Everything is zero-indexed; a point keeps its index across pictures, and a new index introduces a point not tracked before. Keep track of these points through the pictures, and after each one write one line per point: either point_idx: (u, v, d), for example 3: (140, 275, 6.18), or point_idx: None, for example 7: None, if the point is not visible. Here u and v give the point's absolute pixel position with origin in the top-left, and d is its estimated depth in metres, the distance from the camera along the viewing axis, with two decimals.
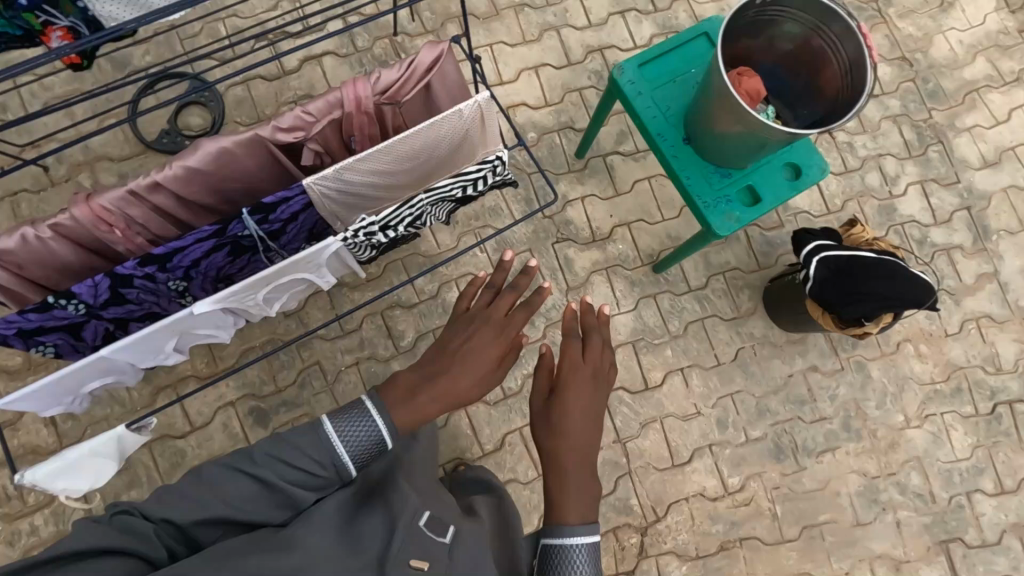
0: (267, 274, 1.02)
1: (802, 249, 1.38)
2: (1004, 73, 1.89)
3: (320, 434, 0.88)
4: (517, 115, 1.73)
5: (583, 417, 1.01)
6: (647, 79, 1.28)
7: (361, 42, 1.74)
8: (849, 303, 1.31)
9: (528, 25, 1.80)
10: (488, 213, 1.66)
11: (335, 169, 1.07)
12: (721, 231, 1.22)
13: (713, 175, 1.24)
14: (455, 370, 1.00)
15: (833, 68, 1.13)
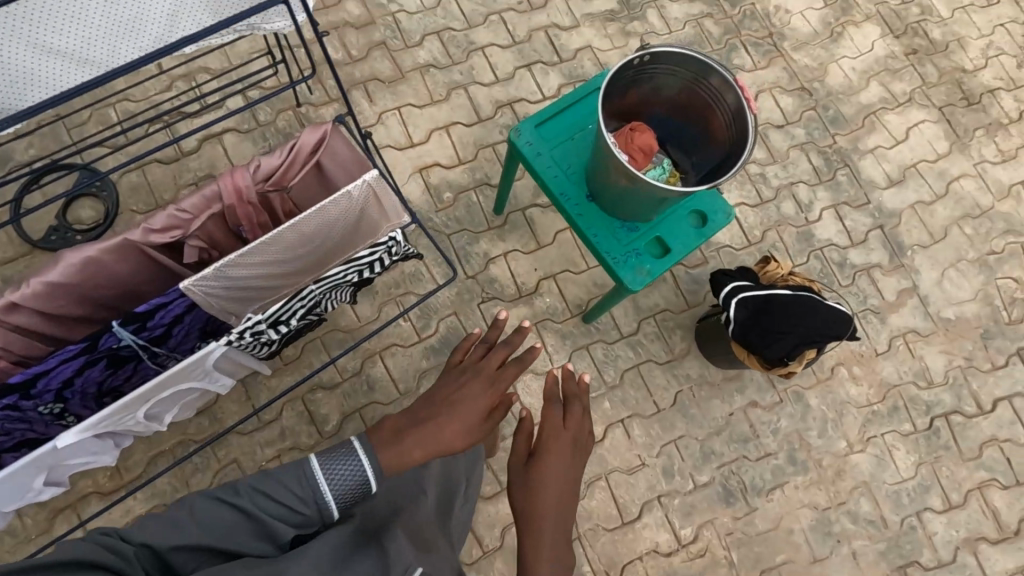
0: (139, 396, 0.94)
1: (721, 291, 1.37)
2: (896, 95, 1.97)
3: (307, 471, 0.89)
4: (431, 176, 1.70)
5: (560, 479, 1.06)
6: (545, 138, 1.27)
7: (263, 116, 1.69)
8: (771, 343, 1.30)
9: (435, 86, 1.79)
10: (408, 279, 1.60)
11: (215, 269, 1.00)
12: (633, 286, 1.21)
13: (620, 230, 1.23)
14: (444, 414, 0.98)
15: (720, 117, 1.14)
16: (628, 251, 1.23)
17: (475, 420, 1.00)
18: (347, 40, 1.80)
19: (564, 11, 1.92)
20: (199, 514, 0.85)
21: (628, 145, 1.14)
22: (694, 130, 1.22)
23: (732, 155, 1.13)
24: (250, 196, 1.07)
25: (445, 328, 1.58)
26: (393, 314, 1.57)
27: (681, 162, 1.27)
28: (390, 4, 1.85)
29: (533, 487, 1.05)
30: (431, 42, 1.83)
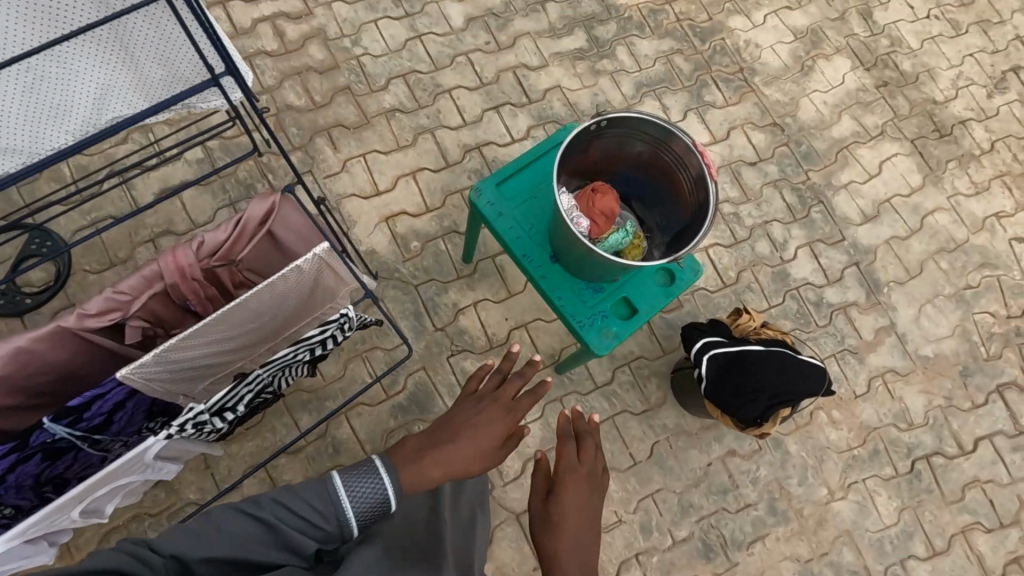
0: (72, 496, 0.88)
1: (692, 346, 1.34)
2: (868, 128, 1.96)
3: (329, 487, 0.90)
4: (398, 225, 1.66)
5: (579, 515, 1.00)
6: (507, 197, 1.23)
7: (222, 166, 1.64)
8: (743, 402, 1.27)
9: (401, 131, 1.75)
10: (375, 333, 1.55)
11: (154, 356, 0.93)
12: (600, 349, 1.18)
13: (585, 291, 1.19)
14: (460, 437, 1.00)
15: (683, 180, 1.12)
16: (594, 313, 1.19)
17: (490, 444, 1.00)
18: (310, 85, 1.76)
19: (532, 51, 1.90)
20: (223, 527, 0.86)
21: (589, 208, 1.11)
22: (658, 189, 1.19)
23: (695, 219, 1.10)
24: (194, 273, 1.02)
25: (414, 384, 1.53)
26: (359, 371, 1.52)
27: (645, 219, 1.25)
28: (354, 47, 1.82)
29: (552, 524, 0.99)
30: (396, 86, 1.79)
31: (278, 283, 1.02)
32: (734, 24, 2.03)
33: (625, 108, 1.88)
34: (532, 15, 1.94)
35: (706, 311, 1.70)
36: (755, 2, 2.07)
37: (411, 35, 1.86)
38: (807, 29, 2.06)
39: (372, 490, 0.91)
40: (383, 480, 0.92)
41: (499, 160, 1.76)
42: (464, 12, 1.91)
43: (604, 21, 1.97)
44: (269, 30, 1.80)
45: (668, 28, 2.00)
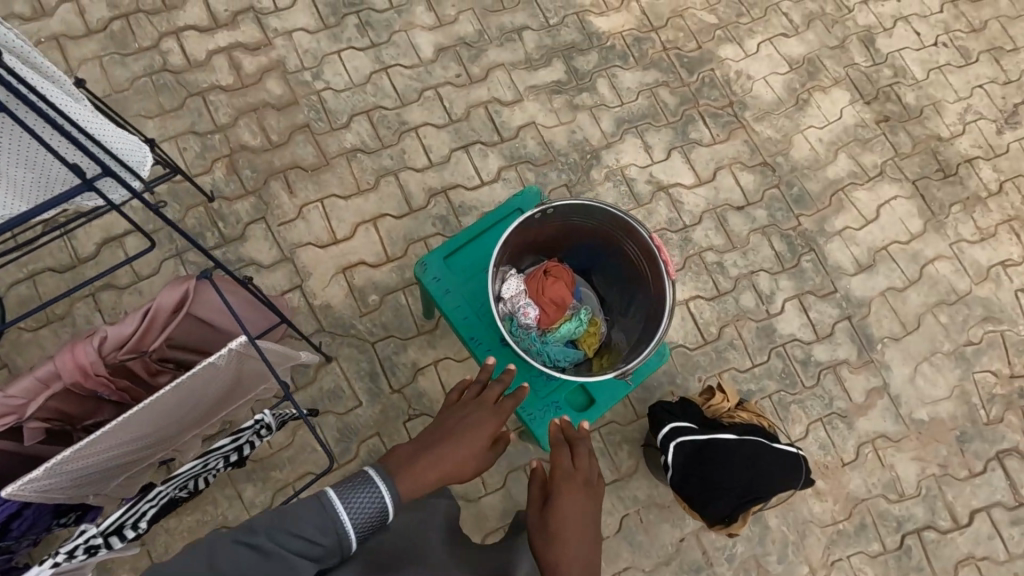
0: None
1: (660, 430, 1.24)
2: (866, 167, 1.83)
3: (323, 503, 0.78)
4: (355, 277, 1.56)
5: (578, 517, 0.93)
6: (456, 271, 1.13)
7: (170, 214, 1.55)
8: (714, 497, 1.15)
9: (362, 173, 1.64)
10: (327, 396, 1.46)
11: (45, 469, 0.83)
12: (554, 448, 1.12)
13: (538, 381, 1.11)
14: (449, 441, 0.95)
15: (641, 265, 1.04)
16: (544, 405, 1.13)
17: (481, 444, 0.96)
18: (267, 123, 1.66)
19: (506, 84, 1.78)
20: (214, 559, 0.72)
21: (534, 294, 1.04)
22: (616, 267, 1.11)
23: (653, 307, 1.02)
24: (98, 372, 0.93)
25: (367, 451, 1.44)
26: (308, 437, 1.43)
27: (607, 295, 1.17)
28: (315, 81, 1.71)
29: (552, 527, 0.91)
30: (358, 123, 1.69)
31: (190, 382, 0.94)
32: (725, 54, 1.90)
33: (605, 146, 1.76)
34: (508, 44, 1.82)
35: (684, 370, 1.59)
36: (748, 29, 1.93)
37: (377, 67, 1.74)
38: (804, 58, 1.92)
39: (370, 500, 0.81)
40: (381, 488, 0.82)
41: (466, 205, 1.66)
42: (433, 42, 1.79)
43: (585, 51, 1.85)
44: (225, 63, 1.69)
45: (653, 58, 1.87)
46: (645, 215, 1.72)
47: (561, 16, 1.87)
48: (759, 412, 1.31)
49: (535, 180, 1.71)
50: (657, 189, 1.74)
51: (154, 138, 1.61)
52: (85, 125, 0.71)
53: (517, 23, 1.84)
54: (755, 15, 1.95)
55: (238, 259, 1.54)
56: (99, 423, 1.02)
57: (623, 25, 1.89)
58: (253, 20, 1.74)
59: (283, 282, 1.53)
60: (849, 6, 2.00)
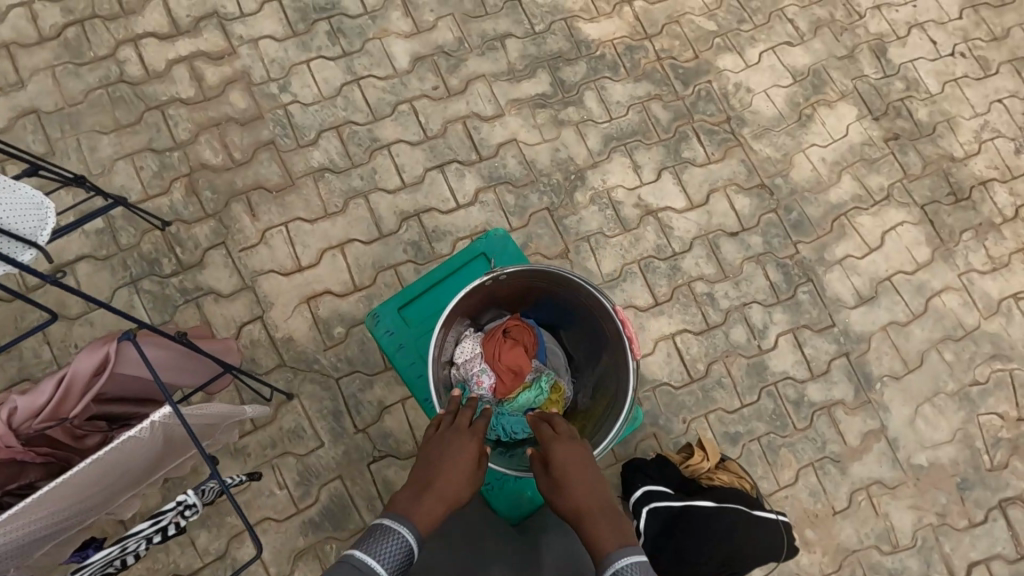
0: None
1: (632, 493, 1.15)
2: (872, 190, 1.71)
3: (356, 564, 0.75)
4: (319, 308, 1.47)
5: (580, 468, 0.92)
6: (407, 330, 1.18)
7: (125, 239, 1.46)
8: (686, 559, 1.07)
9: (330, 195, 1.54)
10: (288, 436, 1.39)
11: None
12: (513, 517, 1.27)
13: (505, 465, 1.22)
14: (440, 472, 0.90)
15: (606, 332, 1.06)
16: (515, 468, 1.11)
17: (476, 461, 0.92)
18: (229, 139, 1.55)
19: (486, 97, 1.66)
20: None
21: (490, 359, 1.08)
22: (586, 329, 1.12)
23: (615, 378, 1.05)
24: (12, 443, 0.87)
25: (329, 495, 1.37)
26: (266, 480, 1.36)
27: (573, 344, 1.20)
28: (282, 94, 1.60)
29: (559, 480, 0.91)
30: (327, 140, 1.58)
31: (107, 456, 0.86)
32: (723, 64, 1.77)
33: (591, 166, 1.65)
34: (489, 53, 1.70)
35: (668, 411, 1.50)
36: (750, 38, 1.80)
37: (348, 78, 1.63)
38: (809, 69, 1.79)
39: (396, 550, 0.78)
40: (403, 531, 0.80)
41: (440, 230, 1.55)
42: (410, 50, 1.67)
43: (572, 61, 1.72)
44: (186, 73, 1.59)
45: (645, 69, 1.75)
46: (632, 241, 1.60)
47: (547, 23, 1.74)
48: (743, 471, 1.23)
49: (515, 203, 1.60)
50: (645, 213, 1.63)
51: (108, 155, 1.51)
52: None
53: (500, 30, 1.72)
54: (758, 22, 1.81)
55: (195, 287, 1.45)
56: (26, 486, 0.93)
57: (615, 33, 1.76)
58: (217, 27, 1.62)
59: (243, 313, 1.45)
60: (860, 12, 1.85)
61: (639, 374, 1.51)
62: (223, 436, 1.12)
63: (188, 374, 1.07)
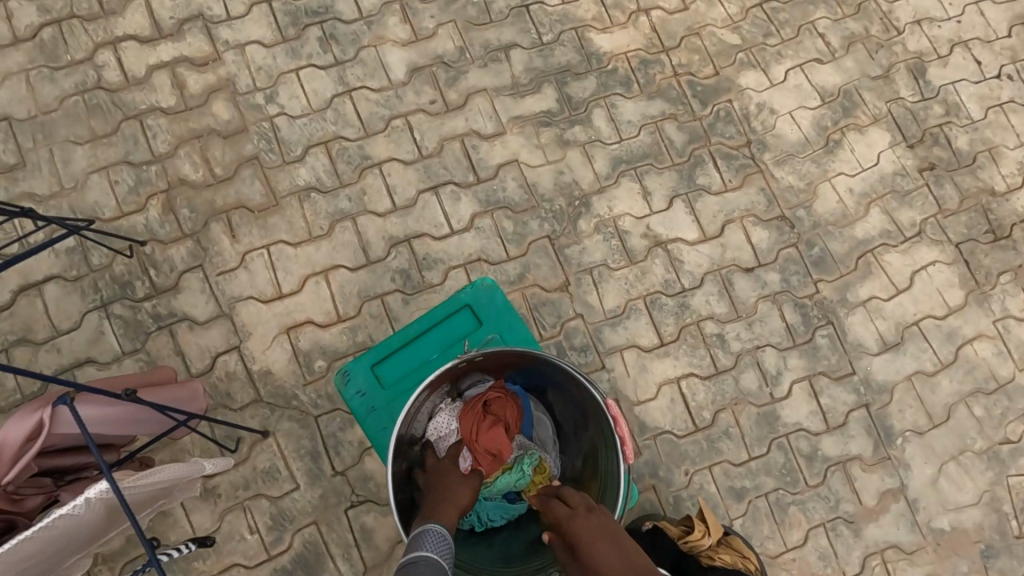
0: None
1: None
2: (903, 226, 1.57)
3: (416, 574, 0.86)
4: (300, 339, 1.38)
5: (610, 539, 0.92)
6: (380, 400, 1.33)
7: (96, 260, 1.37)
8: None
9: (315, 216, 1.45)
10: (261, 477, 1.30)
11: None
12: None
13: None
14: (443, 492, 1.02)
15: (596, 416, 1.08)
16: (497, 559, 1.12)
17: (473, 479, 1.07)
18: (211, 153, 1.46)
19: (487, 114, 1.55)
20: None
21: (467, 437, 1.13)
22: (576, 405, 1.14)
23: (606, 463, 1.08)
24: None
25: (302, 543, 1.29)
26: (237, 524, 1.28)
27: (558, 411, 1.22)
28: (268, 105, 1.50)
29: (585, 552, 0.91)
30: (315, 156, 1.48)
31: (39, 534, 0.79)
32: (745, 82, 1.64)
33: (597, 192, 1.53)
34: (492, 65, 1.58)
35: (669, 462, 1.39)
36: (776, 54, 1.66)
37: (340, 89, 1.52)
38: (839, 90, 1.65)
39: (439, 540, 0.93)
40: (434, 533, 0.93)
41: (431, 258, 1.45)
42: (407, 60, 1.56)
43: (582, 75, 1.60)
44: (167, 80, 1.49)
45: (661, 85, 1.62)
46: (639, 274, 1.49)
47: (556, 33, 1.62)
48: (748, 547, 1.13)
49: (513, 230, 1.49)
50: (654, 244, 1.51)
51: (82, 168, 1.42)
52: None
53: (505, 39, 1.59)
54: (786, 36, 1.67)
55: (169, 313, 1.37)
56: None
57: (629, 45, 1.63)
58: (201, 30, 1.52)
59: (219, 342, 1.36)
60: (898, 27, 1.71)
61: (640, 421, 1.41)
62: (183, 491, 1.04)
63: (143, 427, 0.98)
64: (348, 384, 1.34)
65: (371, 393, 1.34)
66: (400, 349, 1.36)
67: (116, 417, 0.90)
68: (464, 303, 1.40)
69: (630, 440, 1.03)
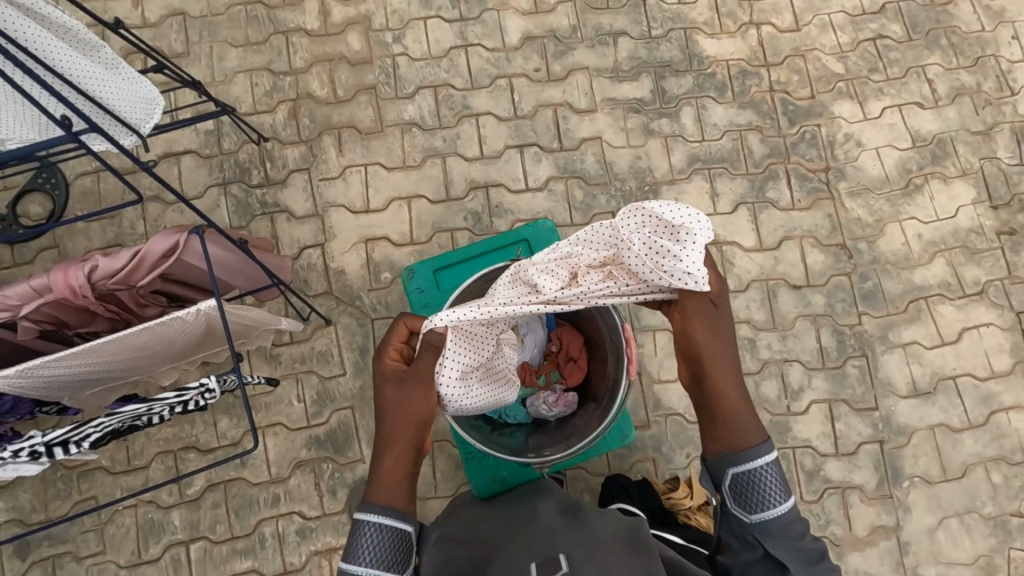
0: None
1: (742, 452, 0.86)
2: (965, 282, 1.58)
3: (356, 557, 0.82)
4: (375, 250, 1.56)
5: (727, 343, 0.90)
6: (437, 294, 1.44)
7: (227, 144, 1.61)
8: (775, 546, 0.86)
9: (411, 149, 1.62)
10: (316, 357, 1.50)
11: (37, 364, 0.93)
12: (483, 490, 1.34)
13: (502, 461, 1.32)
14: (392, 422, 0.88)
15: (605, 345, 1.16)
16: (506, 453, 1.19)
17: (425, 394, 0.89)
18: (337, 76, 1.66)
19: (584, 91, 1.67)
20: None
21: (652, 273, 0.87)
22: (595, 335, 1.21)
23: (613, 378, 1.13)
24: (86, 295, 1.00)
25: (337, 421, 1.48)
26: (289, 391, 1.49)
27: None
28: (394, 44, 1.68)
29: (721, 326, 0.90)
30: (423, 96, 1.65)
31: (158, 329, 1.00)
32: (839, 110, 1.67)
33: (668, 182, 1.62)
34: (599, 47, 1.69)
35: (674, 441, 1.48)
36: (877, 90, 1.69)
37: (458, 43, 1.69)
38: (934, 137, 1.66)
39: (375, 536, 0.83)
40: (369, 528, 0.83)
41: (503, 207, 1.60)
42: (523, 28, 1.70)
43: (680, 72, 1.69)
44: (316, 7, 1.70)
45: (754, 97, 1.68)
46: None
47: (666, 29, 1.71)
48: None
49: (582, 200, 1.61)
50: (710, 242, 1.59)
51: (232, 67, 1.66)
52: (95, 93, 0.77)
53: (616, 26, 1.71)
54: (891, 75, 1.69)
55: (274, 203, 1.59)
56: (93, 332, 1.10)
57: (733, 53, 1.70)
58: None
59: (308, 237, 1.57)
60: (1013, 88, 1.69)
61: (656, 397, 1.50)
62: (257, 339, 1.25)
63: (242, 279, 1.19)
64: (411, 279, 1.45)
65: (429, 292, 1.44)
66: (461, 261, 1.45)
67: (226, 261, 1.11)
68: (522, 238, 1.45)
69: (635, 361, 1.08)
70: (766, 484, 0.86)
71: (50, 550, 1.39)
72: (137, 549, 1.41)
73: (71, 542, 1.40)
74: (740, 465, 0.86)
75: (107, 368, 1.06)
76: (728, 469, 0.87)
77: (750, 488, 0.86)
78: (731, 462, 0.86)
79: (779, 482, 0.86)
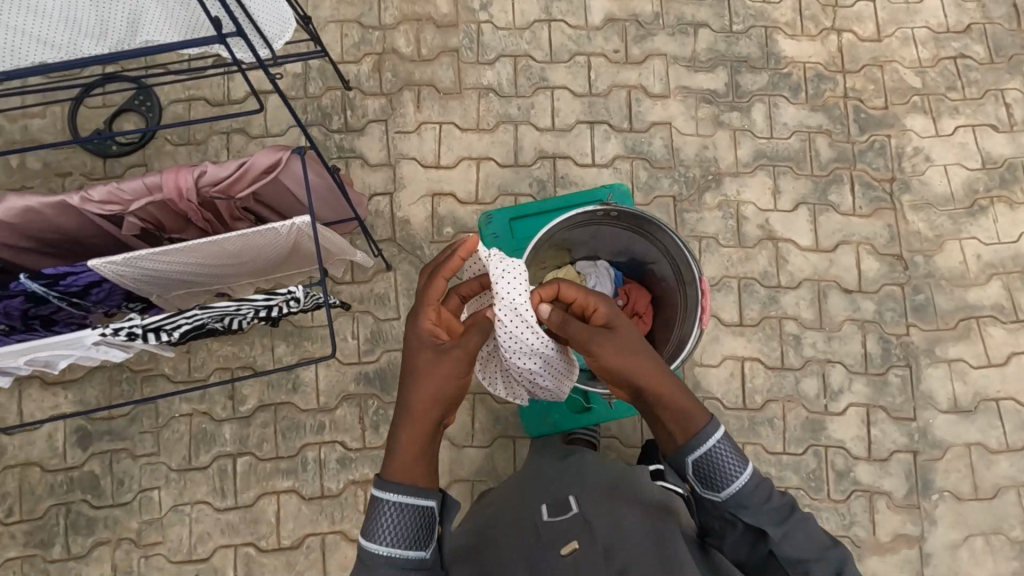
0: (65, 340, 0.96)
1: (695, 439, 0.89)
2: (1019, 307, 1.58)
3: (375, 538, 0.82)
4: (440, 205, 1.62)
5: (648, 353, 0.90)
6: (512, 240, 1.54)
7: (312, 89, 1.68)
8: (749, 515, 0.89)
9: (486, 113, 1.68)
10: (374, 299, 1.57)
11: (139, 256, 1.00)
12: (534, 432, 1.45)
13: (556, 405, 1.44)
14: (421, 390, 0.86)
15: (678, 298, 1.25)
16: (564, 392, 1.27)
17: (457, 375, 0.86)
18: (423, 36, 1.72)
19: (659, 76, 1.70)
20: None
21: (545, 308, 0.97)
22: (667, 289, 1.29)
23: (675, 341, 1.22)
24: (191, 198, 1.07)
25: (386, 361, 1.54)
26: (344, 327, 1.55)
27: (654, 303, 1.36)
28: (480, 12, 1.74)
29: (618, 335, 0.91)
30: (503, 64, 1.71)
31: (255, 238, 1.07)
32: (911, 123, 1.68)
33: (731, 174, 1.65)
34: (679, 36, 1.73)
35: None
36: (951, 108, 1.69)
37: (542, 17, 1.74)
38: (1005, 160, 1.66)
39: (395, 515, 0.83)
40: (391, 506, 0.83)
41: (569, 178, 1.64)
42: (606, 10, 1.74)
43: (757, 69, 1.71)
44: None
45: (827, 101, 1.70)
46: (742, 257, 1.60)
47: (747, 25, 1.74)
48: None
49: (645, 181, 1.64)
50: (767, 237, 1.61)
51: (325, 16, 1.73)
52: None
53: (699, 18, 1.74)
54: (968, 95, 1.69)
55: (351, 149, 1.66)
56: (187, 237, 1.17)
57: (811, 57, 1.72)
58: None
59: (379, 184, 1.63)
60: None
61: (696, 379, 1.53)
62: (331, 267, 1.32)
63: (331, 203, 1.27)
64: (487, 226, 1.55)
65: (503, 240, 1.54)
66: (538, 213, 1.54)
67: (324, 181, 1.19)
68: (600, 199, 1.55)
69: (709, 311, 1.18)
70: (722, 461, 0.89)
71: (108, 445, 1.48)
72: (187, 455, 1.49)
73: (128, 440, 1.49)
74: (695, 452, 0.89)
75: (196, 271, 1.13)
76: (687, 458, 0.90)
77: (711, 470, 0.89)
78: (688, 453, 0.89)
79: (733, 454, 0.89)
